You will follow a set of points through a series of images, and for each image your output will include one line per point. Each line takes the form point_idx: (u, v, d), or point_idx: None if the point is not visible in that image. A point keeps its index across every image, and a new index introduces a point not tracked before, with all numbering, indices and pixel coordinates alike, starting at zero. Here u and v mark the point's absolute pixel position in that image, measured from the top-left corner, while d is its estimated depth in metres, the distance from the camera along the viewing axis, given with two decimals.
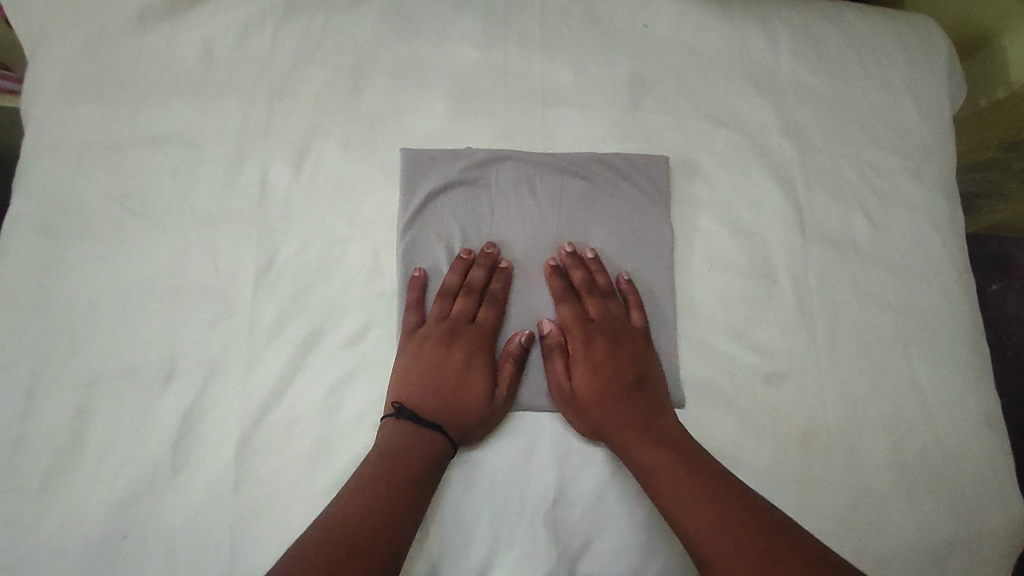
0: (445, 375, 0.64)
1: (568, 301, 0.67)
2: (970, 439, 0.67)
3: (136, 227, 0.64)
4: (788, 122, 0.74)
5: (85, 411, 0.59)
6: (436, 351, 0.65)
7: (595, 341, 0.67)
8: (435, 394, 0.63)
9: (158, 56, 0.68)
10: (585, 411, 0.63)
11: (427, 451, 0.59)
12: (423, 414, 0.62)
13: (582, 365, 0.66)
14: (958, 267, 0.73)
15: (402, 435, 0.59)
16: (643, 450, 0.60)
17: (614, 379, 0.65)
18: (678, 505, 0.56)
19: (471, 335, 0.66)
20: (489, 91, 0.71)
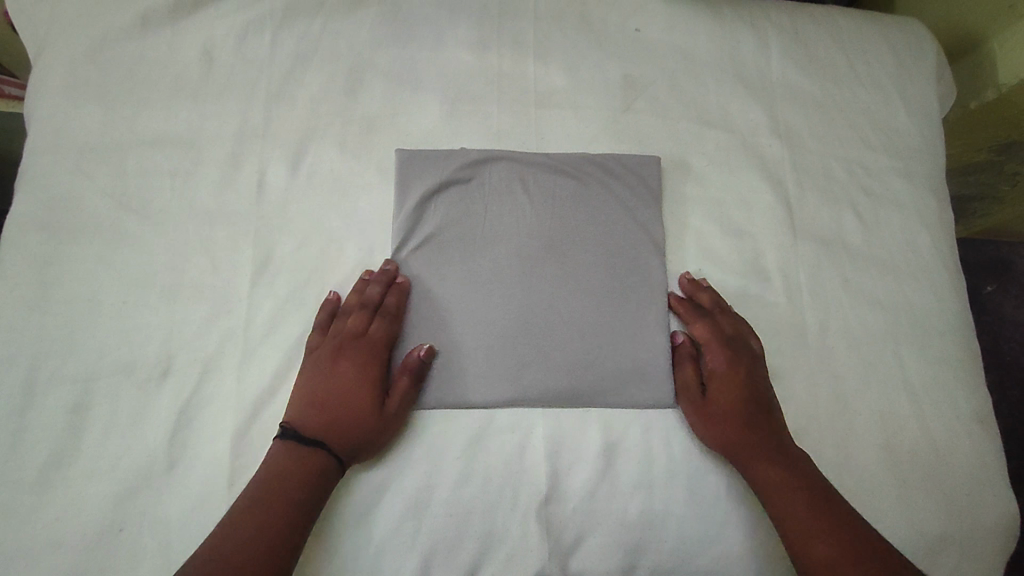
0: (331, 391, 0.61)
1: (702, 320, 0.67)
2: (961, 437, 0.68)
3: (135, 225, 0.65)
4: (778, 123, 0.75)
5: (83, 406, 0.59)
6: (326, 367, 0.62)
7: (741, 357, 0.66)
8: (323, 411, 0.61)
9: (159, 59, 0.69)
10: (708, 422, 0.63)
11: (309, 468, 0.57)
12: (308, 432, 0.59)
13: (721, 380, 0.65)
14: (948, 266, 0.73)
15: (291, 453, 0.58)
16: (778, 468, 0.60)
17: (748, 397, 0.64)
18: (808, 525, 0.57)
19: (359, 349, 0.63)
20: (483, 94, 0.72)
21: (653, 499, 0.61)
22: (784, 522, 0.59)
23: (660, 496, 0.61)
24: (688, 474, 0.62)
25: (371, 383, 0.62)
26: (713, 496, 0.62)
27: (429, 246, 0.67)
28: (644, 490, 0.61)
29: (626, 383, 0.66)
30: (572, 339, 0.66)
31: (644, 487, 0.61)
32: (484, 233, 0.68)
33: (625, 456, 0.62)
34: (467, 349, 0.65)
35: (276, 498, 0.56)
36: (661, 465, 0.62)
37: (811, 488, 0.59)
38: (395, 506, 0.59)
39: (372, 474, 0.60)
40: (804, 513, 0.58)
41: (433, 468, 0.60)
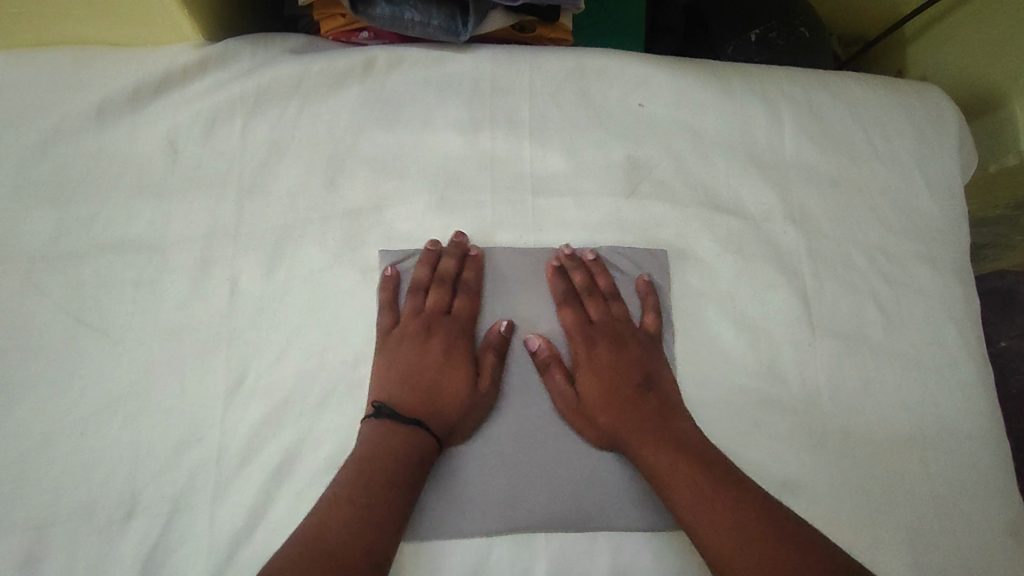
0: (418, 370, 0.61)
1: (569, 304, 0.64)
2: (993, 551, 0.63)
3: (95, 343, 0.59)
4: (792, 206, 0.70)
5: (35, 556, 0.53)
6: (413, 348, 0.62)
7: (596, 343, 0.64)
8: (411, 393, 0.60)
9: (119, 152, 0.63)
10: (596, 415, 0.61)
11: (409, 444, 0.56)
12: (404, 407, 0.59)
13: (587, 369, 0.63)
14: (974, 359, 0.69)
15: (381, 432, 0.57)
16: (658, 461, 0.58)
17: (623, 387, 0.62)
18: (701, 522, 0.54)
19: (449, 326, 0.63)
20: (475, 181, 0.67)
21: None
22: (685, 520, 0.55)
23: None
24: None
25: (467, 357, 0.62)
26: None
27: None
28: None
29: (643, 497, 0.60)
30: (575, 442, 0.61)
31: None
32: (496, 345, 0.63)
33: None
34: (489, 479, 0.59)
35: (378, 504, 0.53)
36: None
37: (712, 474, 0.56)
38: None
39: None
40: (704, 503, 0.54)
41: None
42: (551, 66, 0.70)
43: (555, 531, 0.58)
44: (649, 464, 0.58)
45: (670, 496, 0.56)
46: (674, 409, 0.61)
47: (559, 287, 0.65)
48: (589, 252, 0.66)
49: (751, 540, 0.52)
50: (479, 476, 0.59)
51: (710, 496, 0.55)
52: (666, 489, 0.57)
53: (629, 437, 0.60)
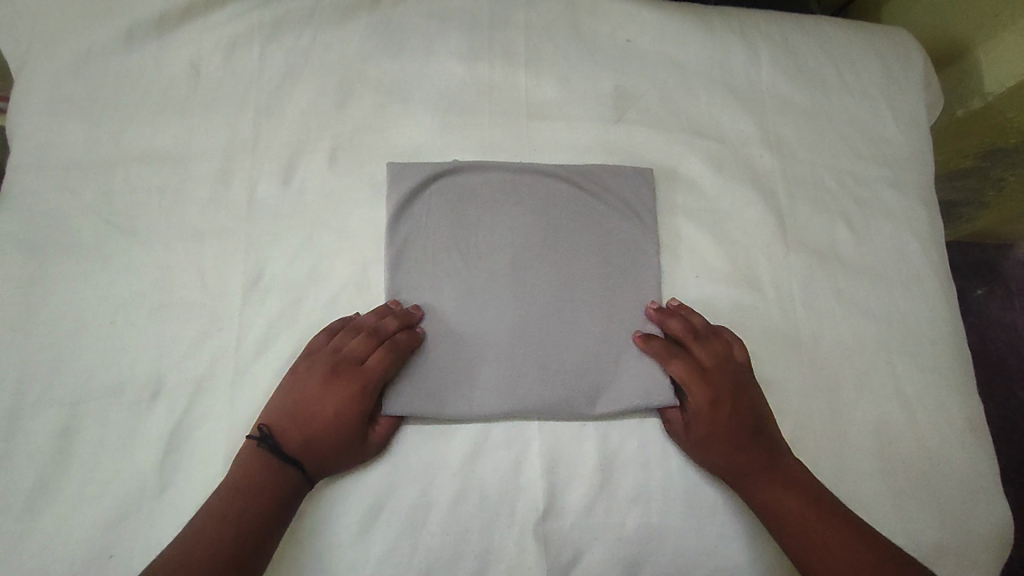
0: (310, 426, 0.59)
1: (683, 360, 0.64)
2: (953, 445, 0.68)
3: (123, 243, 0.64)
4: (768, 133, 0.75)
5: (71, 429, 0.58)
6: (314, 385, 0.60)
7: (718, 394, 0.63)
8: (302, 426, 0.59)
9: (146, 73, 0.68)
10: (709, 452, 0.62)
11: (264, 479, 0.57)
12: (287, 443, 0.58)
13: (703, 423, 0.63)
14: (937, 275, 0.74)
15: (254, 463, 0.57)
16: (762, 482, 0.61)
17: (736, 431, 0.62)
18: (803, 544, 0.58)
19: (344, 392, 0.60)
20: (474, 106, 0.72)
21: (650, 511, 0.61)
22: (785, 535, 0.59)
23: (656, 509, 0.61)
24: (683, 485, 0.62)
25: (356, 419, 0.59)
26: (709, 511, 0.62)
27: (410, 254, 0.66)
28: (640, 503, 0.61)
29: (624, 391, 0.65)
30: (564, 341, 0.66)
31: (640, 500, 0.61)
32: (490, 248, 0.67)
33: (621, 468, 0.62)
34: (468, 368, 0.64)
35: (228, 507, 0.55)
36: (658, 477, 0.62)
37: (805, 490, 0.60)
38: (390, 527, 0.59)
39: (365, 494, 0.60)
40: (777, 495, 0.60)
41: (430, 486, 0.60)
42: (545, 4, 0.75)
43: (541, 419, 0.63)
44: (758, 494, 0.61)
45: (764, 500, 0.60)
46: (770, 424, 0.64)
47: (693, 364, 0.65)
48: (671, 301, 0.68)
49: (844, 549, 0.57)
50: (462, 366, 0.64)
51: (806, 506, 0.59)
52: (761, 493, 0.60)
53: (733, 458, 0.62)
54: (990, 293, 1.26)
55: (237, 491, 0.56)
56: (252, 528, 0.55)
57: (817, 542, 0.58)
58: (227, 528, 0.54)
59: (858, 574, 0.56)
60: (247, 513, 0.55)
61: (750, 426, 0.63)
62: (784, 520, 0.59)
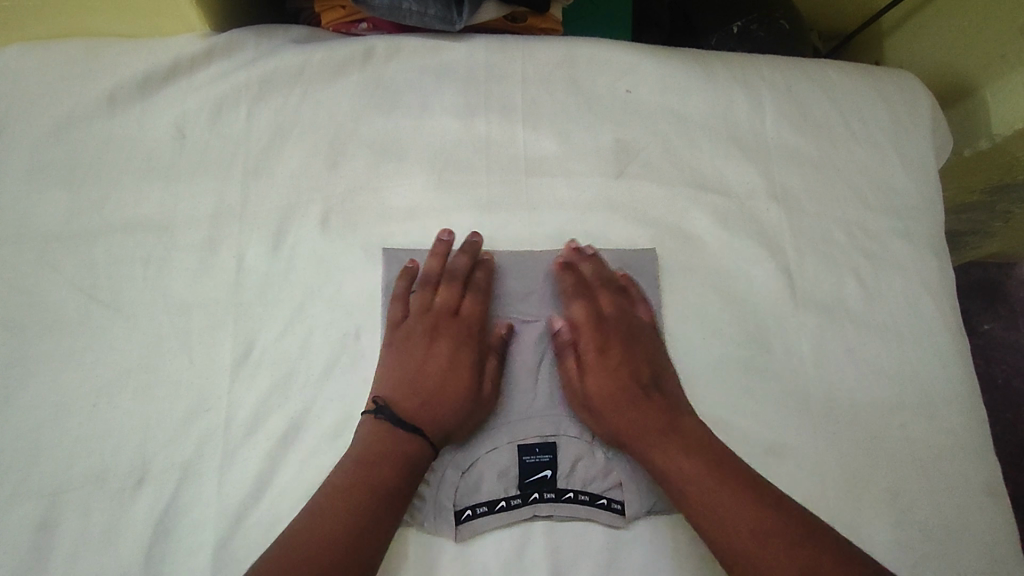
0: (417, 373, 0.62)
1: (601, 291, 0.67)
2: (970, 508, 0.66)
3: (106, 318, 0.61)
4: (774, 185, 0.73)
5: (50, 521, 0.55)
6: (417, 347, 0.63)
7: (605, 319, 0.66)
8: (415, 385, 0.61)
9: (129, 137, 0.65)
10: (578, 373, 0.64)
11: (403, 452, 0.58)
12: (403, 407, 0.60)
13: (584, 331, 0.66)
14: (950, 329, 0.72)
15: (354, 454, 0.57)
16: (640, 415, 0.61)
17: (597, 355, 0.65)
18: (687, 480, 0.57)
19: (454, 327, 0.64)
20: (471, 164, 0.70)
21: None
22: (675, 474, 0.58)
23: None
24: (692, 563, 0.60)
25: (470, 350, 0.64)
26: None
27: None
28: None
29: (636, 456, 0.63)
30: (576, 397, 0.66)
31: None
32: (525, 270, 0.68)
33: (629, 545, 0.60)
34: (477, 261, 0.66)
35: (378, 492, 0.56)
36: (666, 555, 0.60)
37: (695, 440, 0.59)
38: None
39: None
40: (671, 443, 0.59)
41: (429, 572, 0.58)
42: (542, 55, 0.73)
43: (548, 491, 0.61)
44: (642, 424, 0.61)
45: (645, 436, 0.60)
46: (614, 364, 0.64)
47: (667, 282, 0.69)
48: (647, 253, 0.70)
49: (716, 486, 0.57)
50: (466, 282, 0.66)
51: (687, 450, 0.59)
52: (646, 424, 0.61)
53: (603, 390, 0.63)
54: (1003, 323, 1.23)
55: (333, 492, 0.55)
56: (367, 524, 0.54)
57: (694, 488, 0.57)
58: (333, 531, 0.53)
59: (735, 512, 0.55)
60: (348, 512, 0.54)
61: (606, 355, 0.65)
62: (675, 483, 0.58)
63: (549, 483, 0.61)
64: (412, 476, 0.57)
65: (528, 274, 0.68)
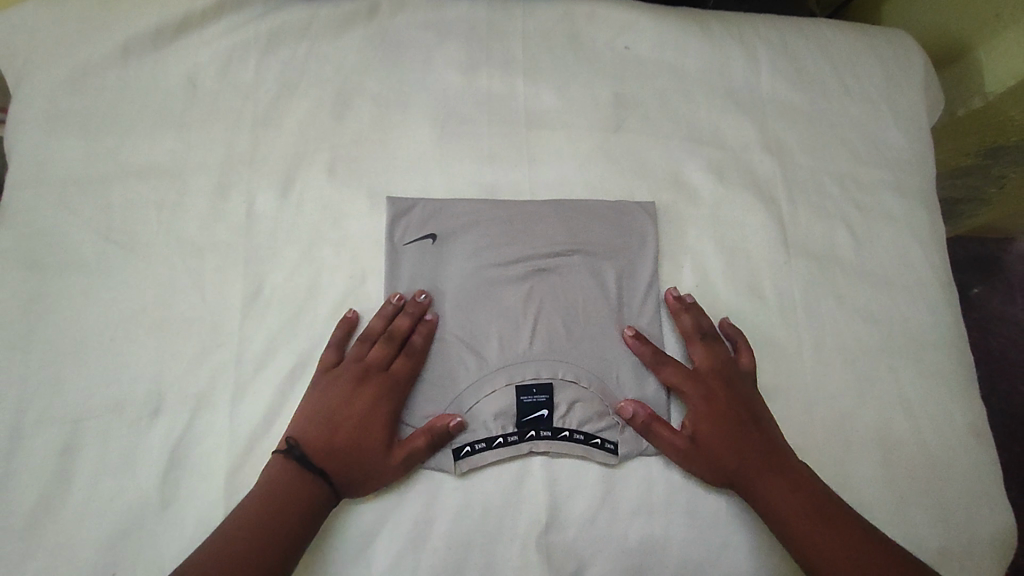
0: (330, 425, 0.59)
1: (668, 363, 0.65)
2: (954, 449, 0.68)
3: (122, 258, 0.64)
4: (768, 138, 0.75)
5: (71, 447, 0.58)
6: (340, 396, 0.60)
7: (711, 394, 0.64)
8: (324, 433, 0.59)
9: (143, 87, 0.68)
10: (716, 458, 0.61)
11: (312, 496, 0.56)
12: (311, 454, 0.58)
13: (701, 419, 0.63)
14: (939, 279, 0.74)
15: (285, 475, 0.57)
16: (774, 489, 0.60)
17: (727, 432, 0.62)
18: (824, 553, 0.56)
19: (382, 382, 0.61)
20: (473, 115, 0.72)
21: (654, 524, 0.60)
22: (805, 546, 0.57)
23: (660, 520, 0.61)
24: (687, 496, 0.62)
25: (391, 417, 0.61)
26: (714, 521, 0.61)
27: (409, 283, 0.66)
28: (644, 516, 0.61)
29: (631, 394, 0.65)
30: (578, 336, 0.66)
31: (644, 512, 0.61)
32: (524, 216, 0.69)
33: (624, 478, 0.62)
34: (484, 218, 0.68)
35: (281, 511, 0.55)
36: (661, 487, 0.62)
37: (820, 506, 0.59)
38: (392, 543, 0.58)
39: (368, 508, 0.59)
40: (790, 511, 0.58)
41: (430, 501, 0.60)
42: (542, 12, 0.75)
43: (544, 429, 0.62)
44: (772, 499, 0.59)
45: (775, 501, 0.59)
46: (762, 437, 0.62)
47: (700, 317, 0.67)
48: (672, 293, 0.68)
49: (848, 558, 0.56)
50: (476, 236, 0.68)
51: (814, 518, 0.58)
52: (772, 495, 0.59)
53: (750, 465, 0.61)
54: (998, 291, 1.25)
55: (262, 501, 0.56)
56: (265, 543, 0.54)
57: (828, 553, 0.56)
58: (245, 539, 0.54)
59: None
60: (257, 529, 0.54)
61: (744, 430, 0.63)
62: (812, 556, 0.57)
63: (545, 421, 0.62)
64: (308, 516, 0.56)
65: (528, 220, 0.69)
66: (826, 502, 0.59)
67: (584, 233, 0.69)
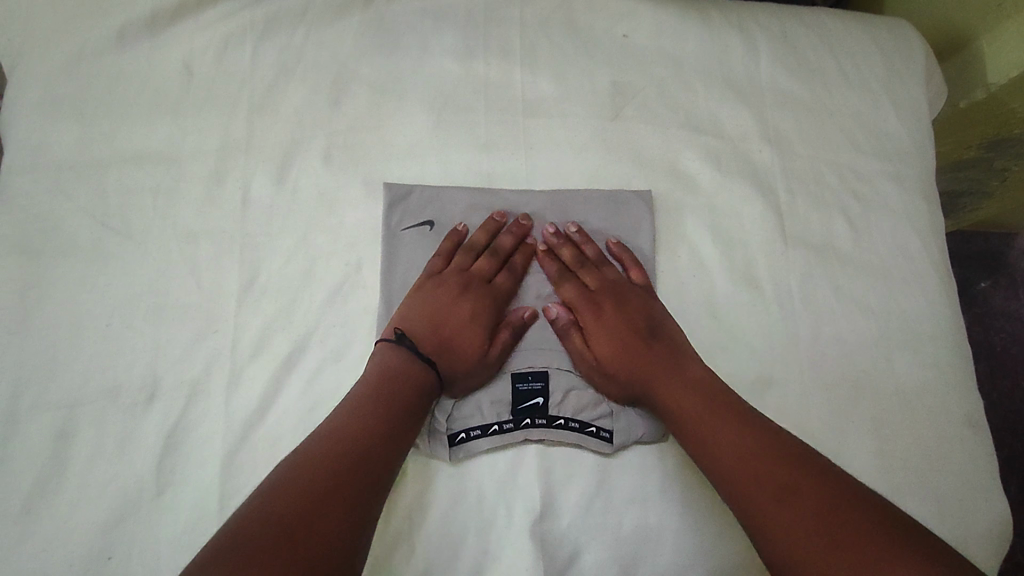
0: (429, 320, 0.65)
1: (568, 280, 0.68)
2: (951, 441, 0.68)
3: (118, 244, 0.64)
4: (767, 128, 0.75)
5: (67, 431, 0.58)
6: (434, 299, 0.66)
7: (626, 318, 0.67)
8: (428, 329, 0.64)
9: (139, 73, 0.68)
10: (611, 372, 0.64)
11: (360, 453, 0.54)
12: (419, 345, 0.63)
13: (596, 335, 0.66)
14: (937, 271, 0.73)
15: (318, 443, 0.54)
16: (710, 425, 0.58)
17: (617, 350, 0.65)
18: (749, 491, 0.53)
19: (470, 284, 0.66)
20: (470, 103, 0.71)
21: (647, 513, 0.60)
22: (728, 484, 0.55)
23: (654, 509, 0.61)
24: (681, 485, 0.62)
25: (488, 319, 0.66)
26: (708, 511, 0.61)
27: (406, 272, 0.67)
28: (638, 504, 0.61)
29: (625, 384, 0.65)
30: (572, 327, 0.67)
31: (638, 501, 0.61)
32: (520, 205, 0.69)
33: (619, 467, 0.62)
34: (481, 207, 0.69)
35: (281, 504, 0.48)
36: (656, 476, 0.62)
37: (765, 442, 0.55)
38: (386, 530, 0.58)
39: None
40: (722, 445, 0.56)
41: (424, 488, 0.60)
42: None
43: (539, 418, 0.62)
44: (704, 432, 0.58)
45: (715, 438, 0.57)
46: (690, 370, 0.62)
47: (635, 263, 0.69)
48: (614, 242, 0.70)
49: (790, 489, 0.52)
50: (472, 226, 0.68)
51: (756, 452, 0.55)
52: (712, 431, 0.57)
53: (683, 402, 0.60)
54: (999, 286, 1.24)
55: (293, 473, 0.51)
56: (306, 511, 0.48)
57: (749, 480, 0.54)
58: (281, 509, 0.48)
59: (800, 513, 0.50)
60: (289, 500, 0.49)
61: (651, 353, 0.64)
62: (741, 489, 0.54)
63: (540, 409, 0.63)
64: (358, 476, 0.52)
65: (525, 210, 0.69)
66: (777, 440, 0.56)
67: (580, 224, 0.70)
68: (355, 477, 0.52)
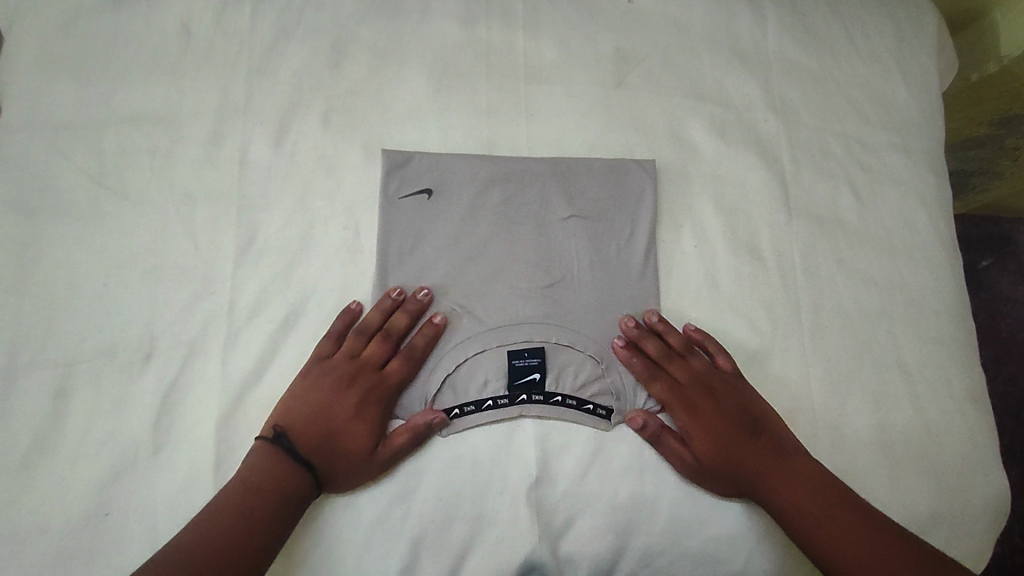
0: (309, 418, 0.59)
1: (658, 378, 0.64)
2: (952, 414, 0.67)
3: (115, 204, 0.63)
4: (773, 96, 0.73)
5: (64, 389, 0.58)
6: (319, 391, 0.60)
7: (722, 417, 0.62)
8: (312, 423, 0.59)
9: (138, 34, 0.67)
10: (720, 475, 0.60)
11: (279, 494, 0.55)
12: (300, 444, 0.58)
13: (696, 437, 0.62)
14: (942, 244, 0.73)
15: (251, 475, 0.56)
16: (833, 530, 0.56)
17: (719, 450, 0.61)
18: None
19: (358, 374, 0.61)
20: (471, 67, 0.70)
21: (644, 480, 0.60)
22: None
23: (651, 477, 0.60)
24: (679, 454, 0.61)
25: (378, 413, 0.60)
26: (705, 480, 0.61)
27: (403, 241, 0.65)
28: (635, 472, 0.60)
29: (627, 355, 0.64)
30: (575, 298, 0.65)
31: (635, 468, 0.60)
32: (521, 174, 0.67)
33: (616, 435, 0.61)
34: (481, 175, 0.67)
35: (225, 520, 0.54)
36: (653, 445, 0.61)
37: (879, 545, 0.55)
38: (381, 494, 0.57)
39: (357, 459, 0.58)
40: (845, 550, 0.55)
41: (419, 453, 0.59)
42: None
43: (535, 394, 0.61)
44: (825, 534, 0.56)
45: (833, 541, 0.56)
46: (797, 466, 0.60)
47: (716, 353, 0.65)
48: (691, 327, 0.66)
49: None
50: (473, 195, 0.66)
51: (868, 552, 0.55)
52: (831, 534, 0.56)
53: (796, 499, 0.58)
54: (1005, 270, 1.23)
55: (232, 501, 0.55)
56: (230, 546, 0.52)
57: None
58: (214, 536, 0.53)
59: None
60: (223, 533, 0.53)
61: (758, 455, 0.61)
62: None
63: (537, 385, 0.61)
64: (275, 517, 0.55)
65: (527, 178, 0.67)
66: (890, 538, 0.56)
67: (583, 193, 0.68)
68: (255, 532, 0.53)
